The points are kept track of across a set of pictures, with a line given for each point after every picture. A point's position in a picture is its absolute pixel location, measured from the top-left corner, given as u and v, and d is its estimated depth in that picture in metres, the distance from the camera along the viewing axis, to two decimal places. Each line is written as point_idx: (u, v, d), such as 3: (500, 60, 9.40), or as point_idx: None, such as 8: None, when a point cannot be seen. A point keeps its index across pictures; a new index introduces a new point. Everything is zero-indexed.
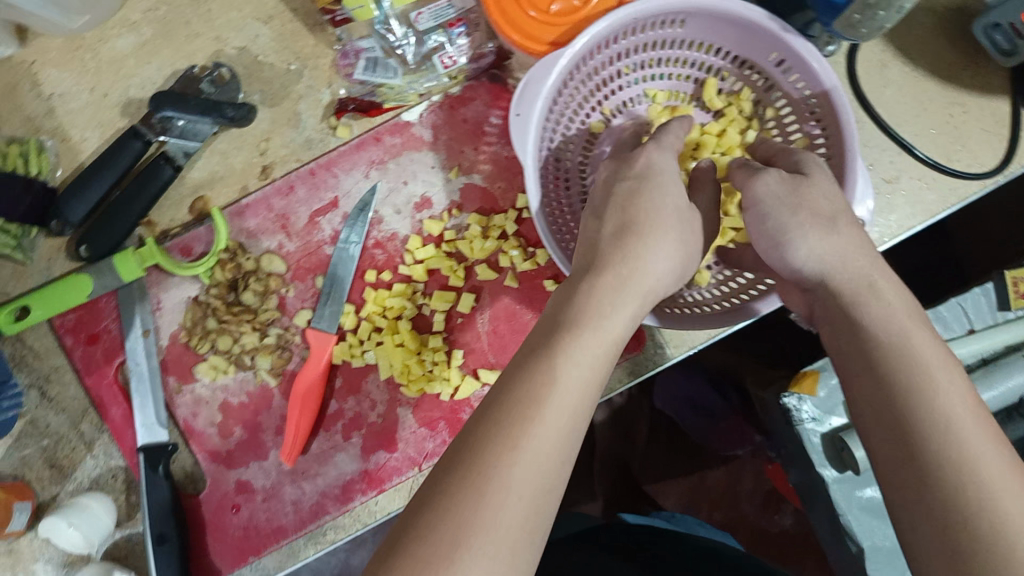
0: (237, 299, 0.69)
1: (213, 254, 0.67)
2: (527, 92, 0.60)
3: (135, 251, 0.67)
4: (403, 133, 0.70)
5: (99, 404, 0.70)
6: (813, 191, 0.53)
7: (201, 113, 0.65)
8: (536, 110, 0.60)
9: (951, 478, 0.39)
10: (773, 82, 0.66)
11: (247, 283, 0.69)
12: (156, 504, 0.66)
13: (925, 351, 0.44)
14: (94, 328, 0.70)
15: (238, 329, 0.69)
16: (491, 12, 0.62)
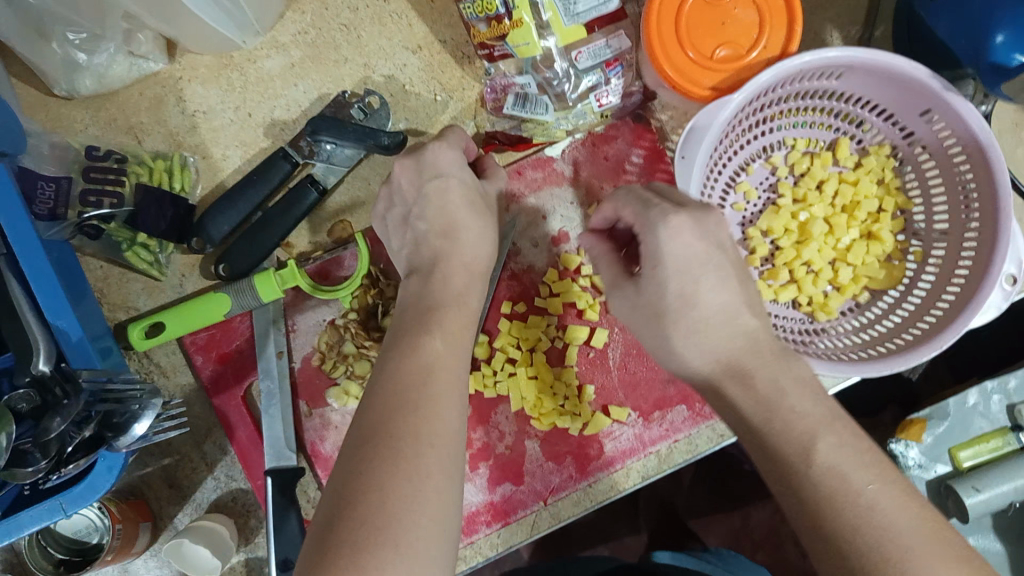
0: (376, 323, 0.69)
1: (355, 281, 0.66)
2: (692, 136, 0.61)
3: (277, 272, 0.65)
4: (545, 167, 0.70)
5: (225, 424, 0.68)
6: (707, 284, 0.50)
7: (355, 141, 0.65)
8: (701, 153, 0.60)
9: (839, 527, 0.41)
10: (918, 136, 0.68)
11: (387, 309, 0.69)
12: (281, 530, 0.65)
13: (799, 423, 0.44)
14: (225, 348, 0.69)
15: (376, 354, 0.68)
16: (654, 56, 0.63)
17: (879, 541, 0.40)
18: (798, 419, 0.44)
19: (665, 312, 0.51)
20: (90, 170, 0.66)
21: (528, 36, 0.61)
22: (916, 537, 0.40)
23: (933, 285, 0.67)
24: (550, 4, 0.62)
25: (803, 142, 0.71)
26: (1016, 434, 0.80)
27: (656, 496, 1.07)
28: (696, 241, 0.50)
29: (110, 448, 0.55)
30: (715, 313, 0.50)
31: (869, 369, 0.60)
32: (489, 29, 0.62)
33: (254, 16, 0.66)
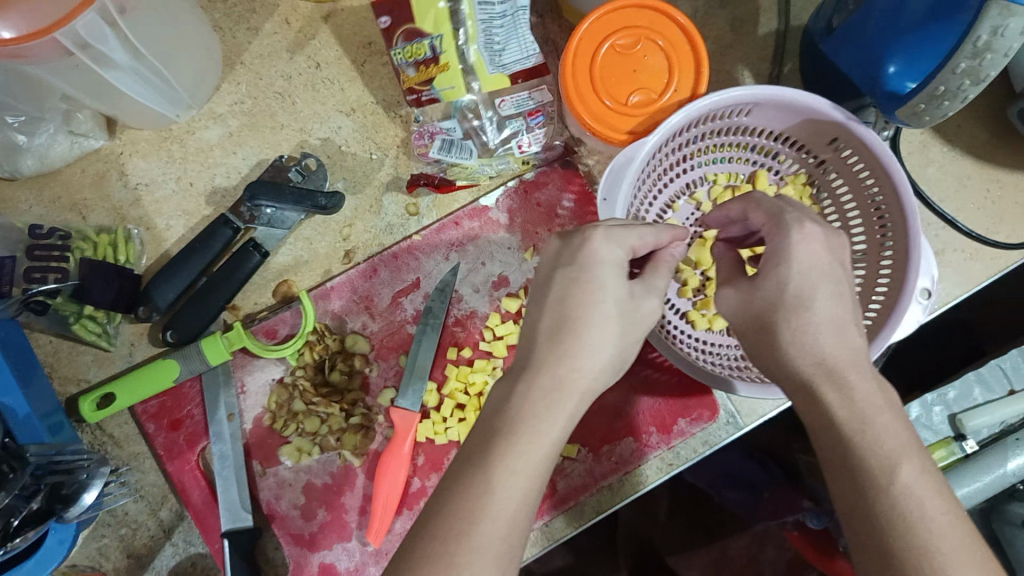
0: (324, 379, 0.71)
1: (301, 336, 0.68)
2: (613, 177, 0.64)
3: (222, 334, 0.67)
4: (481, 216, 0.73)
5: (180, 490, 0.69)
6: (825, 296, 0.49)
7: (294, 202, 0.68)
8: (621, 194, 0.64)
9: (922, 558, 0.39)
10: (828, 163, 0.72)
11: (334, 364, 0.71)
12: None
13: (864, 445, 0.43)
14: (176, 414, 0.70)
15: (326, 410, 0.70)
16: (574, 107, 0.66)
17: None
18: (889, 437, 0.43)
19: (777, 307, 0.50)
20: (35, 249, 0.66)
21: (454, 80, 0.67)
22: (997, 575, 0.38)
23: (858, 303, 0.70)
24: (475, 49, 0.67)
25: (724, 176, 0.75)
26: (960, 443, 0.82)
27: (635, 531, 1.08)
28: (823, 252, 0.50)
29: (61, 519, 0.57)
30: (829, 319, 0.48)
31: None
32: (419, 72, 0.66)
33: (189, 95, 0.69)
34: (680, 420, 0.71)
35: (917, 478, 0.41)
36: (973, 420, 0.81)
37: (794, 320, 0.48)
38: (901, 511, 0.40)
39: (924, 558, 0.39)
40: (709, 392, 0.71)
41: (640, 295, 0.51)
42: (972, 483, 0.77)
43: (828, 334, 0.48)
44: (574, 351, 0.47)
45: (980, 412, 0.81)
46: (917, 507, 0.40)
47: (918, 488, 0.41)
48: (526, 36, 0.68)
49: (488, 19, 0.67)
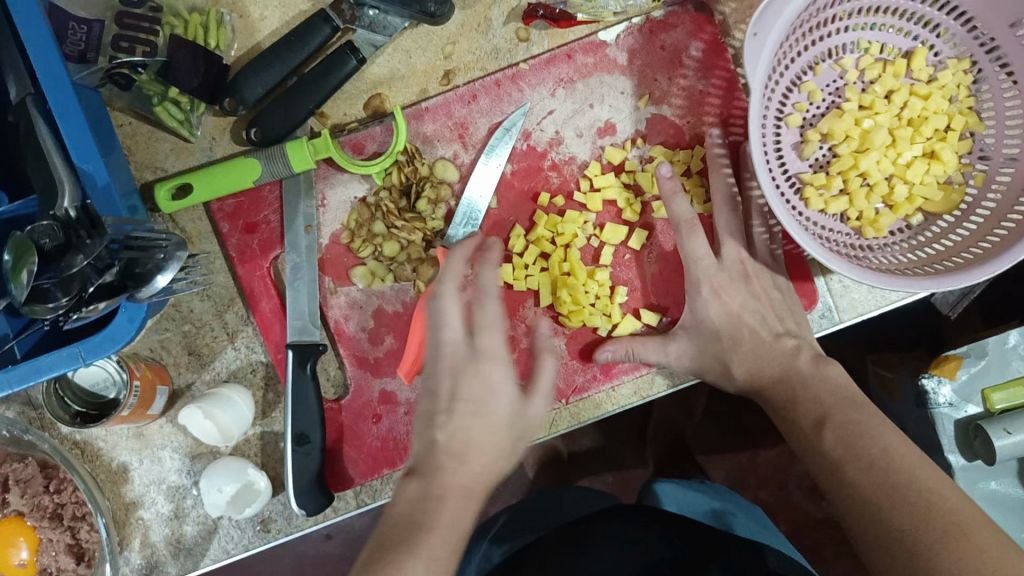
0: (409, 206, 0.67)
1: (391, 155, 0.64)
2: (766, 13, 0.57)
3: (309, 140, 0.63)
4: (597, 52, 0.67)
5: (249, 296, 0.68)
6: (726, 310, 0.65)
7: (402, 4, 0.62)
8: (773, 32, 0.57)
9: (849, 479, 0.55)
10: (1000, 47, 0.63)
11: (421, 190, 0.67)
12: (302, 401, 0.64)
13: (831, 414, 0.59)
14: (252, 217, 0.68)
15: (408, 236, 0.66)
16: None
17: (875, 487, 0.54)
18: (814, 404, 0.61)
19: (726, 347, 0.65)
20: (124, 16, 0.62)
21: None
22: (900, 461, 0.55)
23: (996, 207, 0.63)
24: None
25: (877, 46, 0.66)
26: None
27: (668, 423, 1.02)
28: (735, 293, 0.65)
29: (132, 299, 0.53)
30: (757, 345, 0.65)
31: (916, 285, 0.57)
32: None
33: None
34: None
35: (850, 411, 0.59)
36: None
37: (739, 357, 0.65)
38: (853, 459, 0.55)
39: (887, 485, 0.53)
40: (810, 280, 0.68)
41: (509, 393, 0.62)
42: None
43: (758, 360, 0.65)
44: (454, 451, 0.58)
45: None
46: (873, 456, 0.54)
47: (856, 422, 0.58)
48: None
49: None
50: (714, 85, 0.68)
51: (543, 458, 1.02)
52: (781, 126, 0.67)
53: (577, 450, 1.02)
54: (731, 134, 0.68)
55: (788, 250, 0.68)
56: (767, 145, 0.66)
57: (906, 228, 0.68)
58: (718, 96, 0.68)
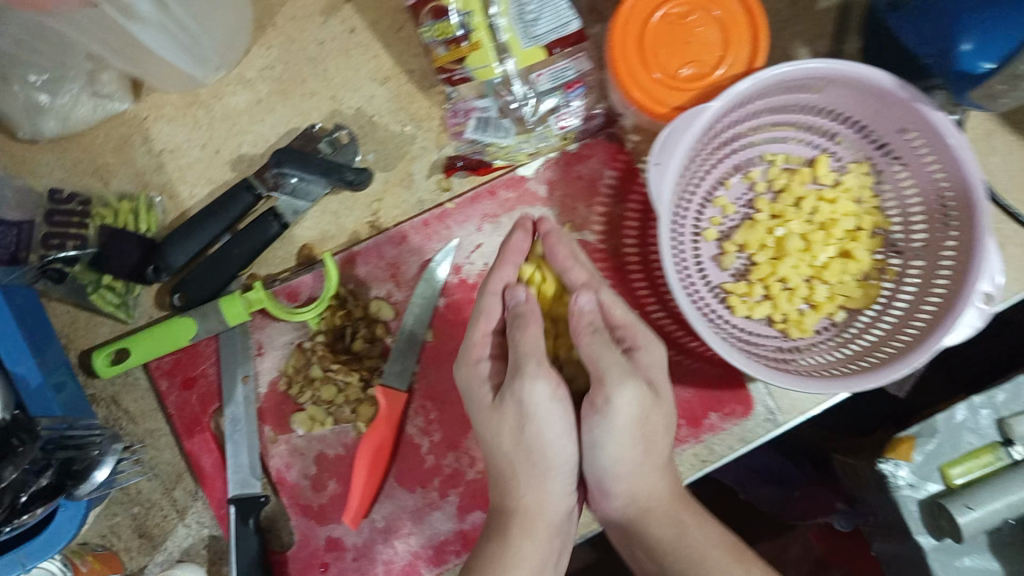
0: (344, 347, 0.67)
1: (324, 300, 0.65)
2: (666, 144, 0.60)
3: (243, 294, 0.64)
4: (518, 186, 0.70)
5: (190, 456, 0.67)
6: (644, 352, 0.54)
7: (322, 173, 0.64)
8: (675, 160, 0.60)
9: None
10: (893, 148, 0.66)
11: (355, 332, 0.67)
12: (246, 558, 0.63)
13: (711, 555, 0.56)
14: (190, 372, 0.68)
15: (344, 378, 0.66)
16: (619, 72, 0.62)
17: None
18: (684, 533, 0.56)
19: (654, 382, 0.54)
20: (54, 214, 0.65)
21: (487, 59, 0.63)
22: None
23: (915, 295, 0.65)
24: (508, 27, 0.62)
25: (783, 157, 0.69)
26: (1007, 449, 0.78)
27: None
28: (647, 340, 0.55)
29: (72, 497, 0.53)
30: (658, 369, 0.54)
31: (842, 387, 0.58)
32: (449, 53, 0.64)
33: (210, 48, 0.64)
34: (711, 414, 0.67)
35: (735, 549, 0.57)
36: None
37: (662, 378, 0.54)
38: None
39: None
40: (744, 385, 0.67)
41: (605, 400, 0.51)
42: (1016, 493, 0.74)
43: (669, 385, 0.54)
44: (533, 486, 0.55)
45: None
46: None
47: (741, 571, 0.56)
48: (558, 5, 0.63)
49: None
50: (633, 207, 0.70)
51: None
52: (699, 240, 0.70)
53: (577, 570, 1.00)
54: (652, 255, 0.69)
55: (721, 357, 0.68)
56: (688, 260, 0.69)
57: (833, 324, 0.69)
58: (637, 219, 0.70)
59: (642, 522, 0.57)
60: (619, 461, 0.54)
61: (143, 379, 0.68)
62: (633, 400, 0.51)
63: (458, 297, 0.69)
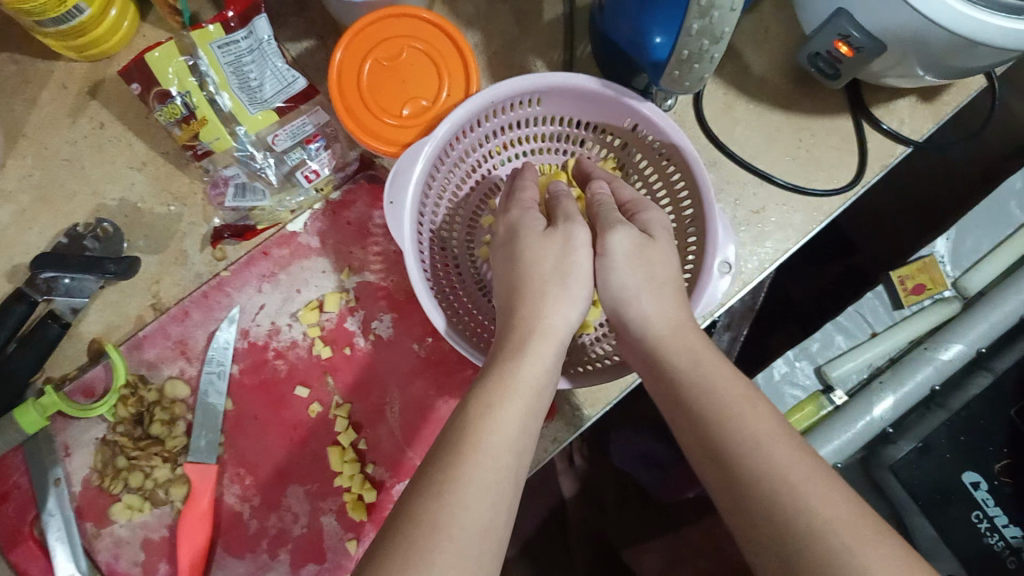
0: (144, 432, 0.68)
1: (113, 392, 0.67)
2: (397, 181, 0.63)
3: (35, 402, 0.66)
4: (290, 243, 0.72)
5: (16, 566, 0.68)
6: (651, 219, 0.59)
7: (83, 271, 0.66)
8: (408, 196, 0.63)
9: (746, 461, 0.43)
10: (628, 142, 0.70)
11: (152, 415, 0.68)
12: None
13: (723, 388, 0.47)
14: (3, 486, 0.69)
15: (148, 463, 0.68)
16: (361, 138, 0.64)
17: (769, 476, 0.42)
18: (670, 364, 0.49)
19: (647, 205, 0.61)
20: None
21: (218, 131, 0.65)
22: (792, 468, 0.42)
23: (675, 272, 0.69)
24: (230, 95, 0.65)
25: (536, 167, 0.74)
26: (829, 396, 0.82)
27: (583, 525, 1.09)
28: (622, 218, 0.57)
29: None
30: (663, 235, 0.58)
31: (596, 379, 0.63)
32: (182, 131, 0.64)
33: None
34: None
35: (746, 403, 0.46)
36: (838, 370, 0.81)
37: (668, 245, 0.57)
38: (740, 440, 0.44)
39: (767, 476, 0.42)
40: None
41: (607, 240, 0.55)
42: (840, 436, 0.78)
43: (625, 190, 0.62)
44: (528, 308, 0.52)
45: (845, 360, 0.81)
46: (761, 437, 0.44)
47: (754, 420, 0.45)
48: (278, 68, 0.66)
49: (235, 59, 0.64)
50: None
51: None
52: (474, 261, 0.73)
53: None
54: None
55: None
56: (467, 282, 0.72)
57: None
58: None
59: (662, 343, 0.51)
60: (625, 284, 0.54)
61: None
62: (631, 236, 0.55)
63: (252, 360, 0.71)
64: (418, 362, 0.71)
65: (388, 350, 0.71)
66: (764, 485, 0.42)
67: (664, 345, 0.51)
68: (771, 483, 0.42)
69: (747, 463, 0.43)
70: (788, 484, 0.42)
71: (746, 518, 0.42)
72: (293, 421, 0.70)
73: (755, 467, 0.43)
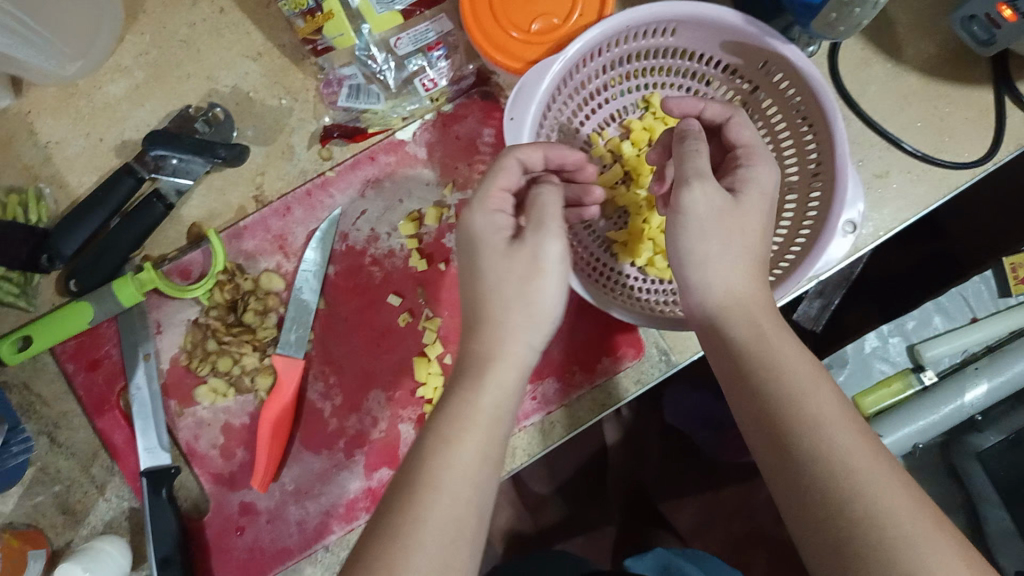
0: (237, 320, 0.69)
1: (211, 276, 0.67)
2: (521, 96, 0.61)
3: (135, 276, 0.66)
4: (397, 151, 0.71)
5: (101, 432, 0.70)
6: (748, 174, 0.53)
7: (194, 152, 0.66)
8: (529, 114, 0.61)
9: (802, 434, 0.43)
10: (758, 86, 0.67)
11: (247, 304, 0.69)
12: (158, 529, 0.66)
13: (793, 361, 0.46)
14: (94, 354, 0.70)
15: (238, 349, 0.69)
16: (491, 56, 0.63)
17: (827, 452, 0.42)
18: (744, 329, 0.48)
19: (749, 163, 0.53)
20: None
21: (343, 28, 0.63)
22: (848, 453, 0.41)
23: (791, 227, 0.67)
24: None
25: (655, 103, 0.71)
26: (919, 374, 0.84)
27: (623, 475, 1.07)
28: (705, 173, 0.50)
29: None
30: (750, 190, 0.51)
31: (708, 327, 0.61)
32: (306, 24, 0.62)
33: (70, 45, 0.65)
34: (604, 359, 0.70)
35: (814, 382, 0.45)
36: (932, 351, 0.84)
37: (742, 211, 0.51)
38: (802, 412, 0.43)
39: (828, 456, 0.41)
40: (633, 329, 0.70)
41: (681, 195, 0.50)
42: (926, 417, 0.78)
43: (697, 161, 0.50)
44: (514, 329, 0.50)
45: (939, 342, 0.84)
46: (822, 419, 0.43)
47: (822, 399, 0.44)
48: None
49: None
50: None
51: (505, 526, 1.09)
52: None
53: (543, 525, 1.06)
54: None
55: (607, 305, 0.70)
56: None
57: None
58: None
59: (721, 320, 0.49)
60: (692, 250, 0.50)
61: (51, 364, 0.70)
62: (705, 193, 0.49)
63: (347, 262, 0.70)
64: None
65: None
66: (817, 464, 0.41)
67: (733, 318, 0.48)
68: (826, 463, 0.41)
69: (803, 439, 0.42)
70: (841, 472, 0.41)
71: (806, 516, 0.41)
72: (383, 328, 0.71)
73: (812, 444, 0.42)
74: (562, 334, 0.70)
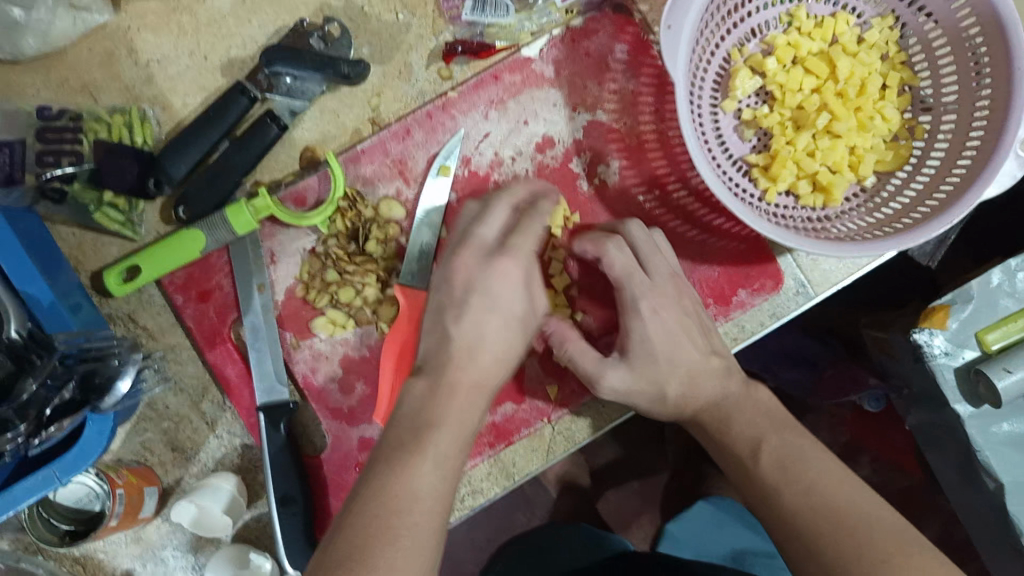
0: (359, 249, 0.66)
1: (331, 203, 0.63)
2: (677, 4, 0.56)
3: (248, 203, 0.62)
4: (523, 69, 0.66)
5: (213, 367, 0.66)
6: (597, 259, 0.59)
7: (315, 70, 0.62)
8: (687, 22, 0.56)
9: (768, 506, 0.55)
10: None
11: (368, 233, 0.65)
12: (279, 463, 0.62)
13: (737, 444, 0.59)
14: (205, 285, 0.67)
15: (362, 280, 0.65)
16: None
17: (784, 516, 0.54)
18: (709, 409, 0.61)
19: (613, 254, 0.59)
20: (45, 131, 0.62)
21: None
22: (800, 504, 0.53)
23: (949, 148, 0.62)
24: None
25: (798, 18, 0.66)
26: None
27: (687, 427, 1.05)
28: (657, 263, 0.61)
29: (97, 410, 0.53)
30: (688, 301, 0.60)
31: (880, 249, 0.55)
32: None
33: None
34: (741, 291, 0.66)
35: (761, 445, 0.58)
36: None
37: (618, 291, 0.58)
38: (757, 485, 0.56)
39: (788, 523, 0.53)
40: (773, 259, 0.65)
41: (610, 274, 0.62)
42: None
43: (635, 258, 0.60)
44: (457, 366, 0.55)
45: None
46: (769, 490, 0.55)
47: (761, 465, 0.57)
48: None
49: None
50: (645, 83, 0.67)
51: (569, 468, 1.06)
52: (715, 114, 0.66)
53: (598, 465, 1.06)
54: (669, 131, 0.67)
55: (745, 232, 0.66)
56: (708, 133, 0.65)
57: (862, 191, 0.66)
58: (650, 94, 0.67)
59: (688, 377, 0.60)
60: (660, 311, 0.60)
61: (158, 296, 0.66)
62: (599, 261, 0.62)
63: (470, 187, 0.66)
64: (642, 214, 0.67)
65: (614, 198, 0.67)
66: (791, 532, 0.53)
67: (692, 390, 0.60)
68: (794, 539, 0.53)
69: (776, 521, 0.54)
70: (803, 539, 0.52)
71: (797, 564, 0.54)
72: None
73: (776, 513, 0.55)
74: (693, 263, 0.66)
